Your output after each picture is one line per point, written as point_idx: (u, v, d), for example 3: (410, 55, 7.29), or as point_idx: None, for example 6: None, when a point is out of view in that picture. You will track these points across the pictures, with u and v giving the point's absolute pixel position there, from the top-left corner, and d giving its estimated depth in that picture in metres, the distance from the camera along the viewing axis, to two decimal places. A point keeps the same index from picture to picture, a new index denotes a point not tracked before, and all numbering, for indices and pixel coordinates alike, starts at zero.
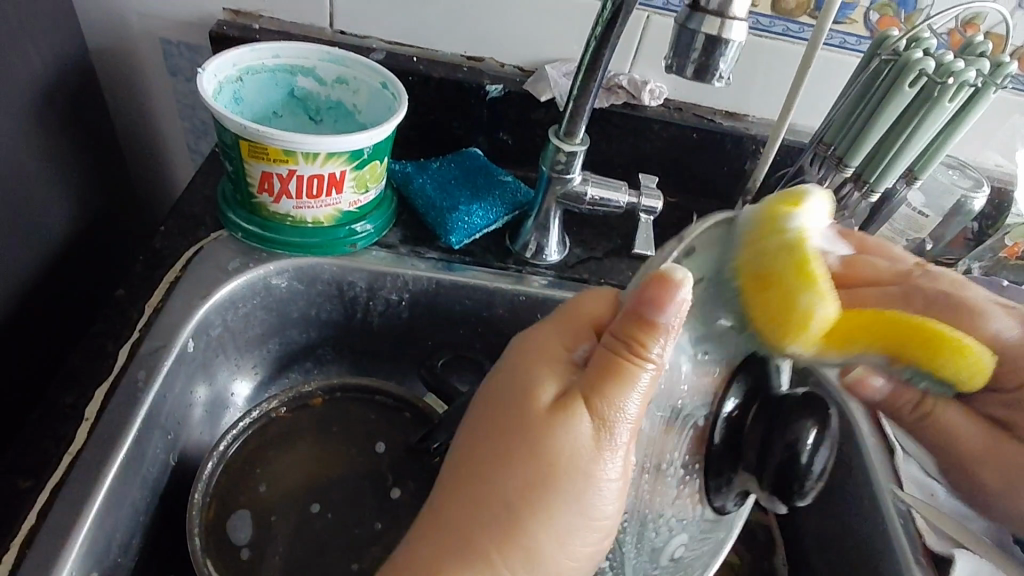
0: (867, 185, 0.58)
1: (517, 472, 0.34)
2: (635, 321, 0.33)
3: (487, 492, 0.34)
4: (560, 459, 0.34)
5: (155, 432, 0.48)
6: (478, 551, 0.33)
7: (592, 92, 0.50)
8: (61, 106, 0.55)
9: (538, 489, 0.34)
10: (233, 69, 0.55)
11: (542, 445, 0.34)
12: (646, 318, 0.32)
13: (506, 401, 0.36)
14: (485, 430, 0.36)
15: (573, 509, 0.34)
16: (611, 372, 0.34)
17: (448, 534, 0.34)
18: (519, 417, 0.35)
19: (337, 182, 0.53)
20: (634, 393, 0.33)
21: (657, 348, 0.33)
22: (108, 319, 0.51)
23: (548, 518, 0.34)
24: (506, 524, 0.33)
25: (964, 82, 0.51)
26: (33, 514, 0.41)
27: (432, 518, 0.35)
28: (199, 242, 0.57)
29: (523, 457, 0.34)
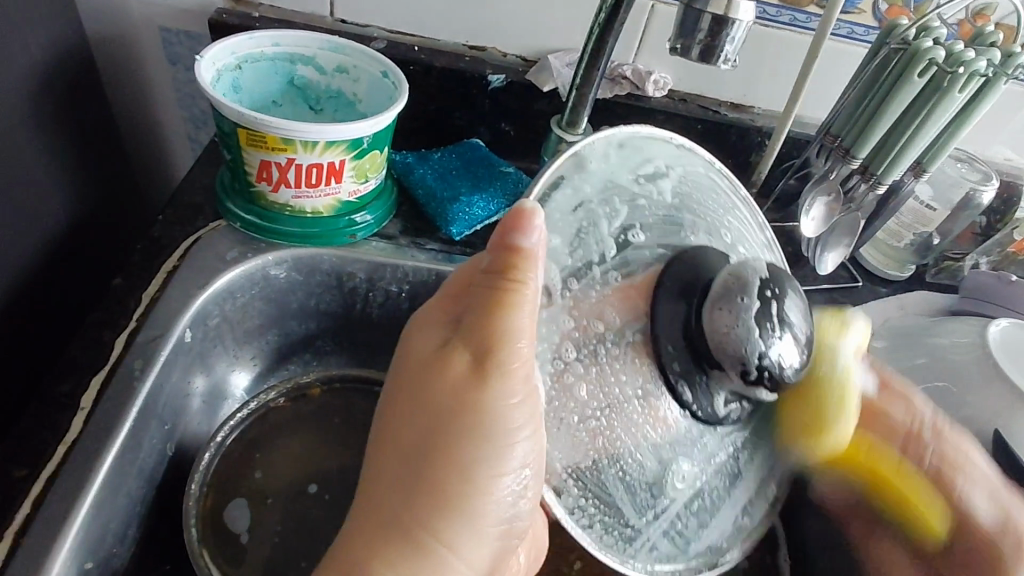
0: (874, 177, 0.57)
1: (434, 436, 0.34)
2: (500, 255, 0.34)
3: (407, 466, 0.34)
4: (465, 407, 0.34)
5: (152, 422, 0.48)
6: (413, 530, 0.33)
7: (595, 81, 0.49)
8: (60, 94, 0.55)
9: (456, 446, 0.34)
10: (232, 57, 0.55)
11: (448, 402, 0.34)
12: (510, 248, 0.34)
13: (405, 369, 0.36)
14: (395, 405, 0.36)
15: (495, 457, 0.34)
16: (492, 305, 0.34)
17: (387, 523, 0.33)
18: (421, 383, 0.35)
19: (336, 171, 0.52)
20: (519, 315, 0.33)
21: (528, 270, 0.34)
22: (105, 308, 0.50)
23: (465, 461, 0.34)
24: (434, 491, 0.33)
25: (975, 72, 0.50)
26: (28, 503, 0.40)
27: (367, 511, 0.34)
28: (197, 231, 0.56)
29: (432, 415, 0.34)
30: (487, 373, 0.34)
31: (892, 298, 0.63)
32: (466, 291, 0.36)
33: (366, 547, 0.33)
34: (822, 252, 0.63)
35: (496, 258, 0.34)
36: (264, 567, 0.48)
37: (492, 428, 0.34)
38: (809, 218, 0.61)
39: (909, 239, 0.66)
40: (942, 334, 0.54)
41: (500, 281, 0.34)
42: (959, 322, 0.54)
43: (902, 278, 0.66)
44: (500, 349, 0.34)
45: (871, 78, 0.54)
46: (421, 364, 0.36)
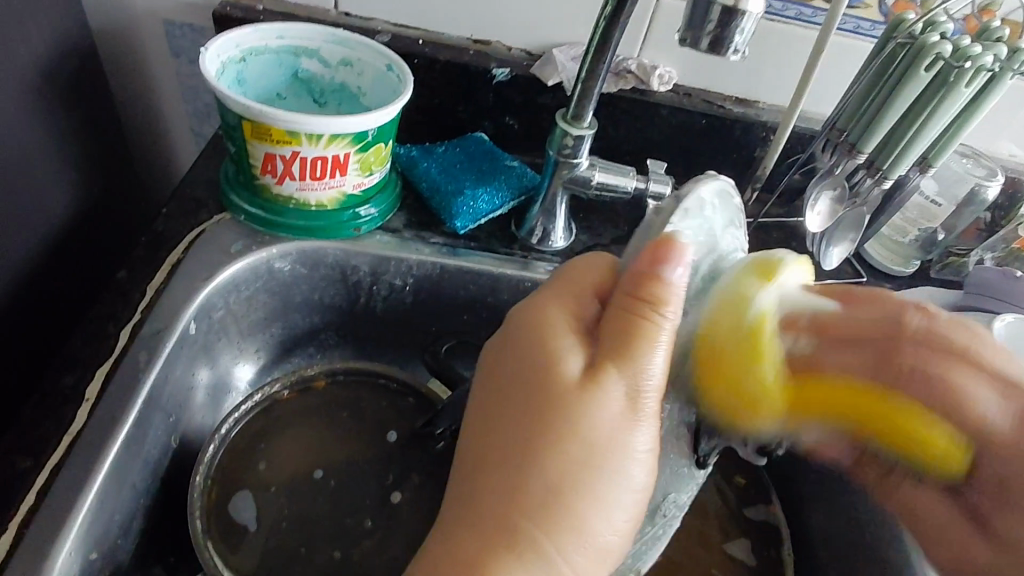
0: (880, 172, 0.57)
1: (553, 444, 0.34)
2: (644, 281, 0.35)
3: (527, 466, 0.34)
4: (590, 422, 0.34)
5: (157, 415, 0.48)
6: (533, 537, 0.32)
7: (600, 74, 0.49)
8: (63, 86, 0.54)
9: (583, 460, 0.34)
10: (236, 50, 0.55)
11: (575, 410, 0.34)
12: (655, 278, 0.35)
13: (519, 361, 0.37)
14: (502, 398, 0.36)
15: (615, 481, 0.35)
16: (630, 322, 0.36)
17: (495, 524, 0.33)
18: (548, 386, 0.35)
19: (341, 164, 0.52)
20: (652, 341, 0.35)
21: (664, 297, 0.35)
22: (109, 300, 0.50)
23: (585, 481, 0.34)
24: (555, 501, 0.33)
25: (981, 67, 0.49)
26: (33, 494, 0.40)
27: (475, 503, 0.34)
28: (201, 224, 0.56)
29: (562, 423, 0.34)
30: (620, 393, 0.35)
31: (897, 292, 0.63)
32: (578, 308, 0.39)
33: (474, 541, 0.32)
34: (827, 247, 0.63)
35: (639, 281, 0.36)
36: (268, 559, 0.48)
37: (614, 449, 0.35)
38: (814, 213, 0.61)
39: (914, 234, 0.66)
40: None
41: (639, 299, 0.36)
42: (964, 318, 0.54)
43: (906, 274, 0.66)
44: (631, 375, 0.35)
45: (877, 73, 0.54)
46: (541, 362, 0.36)
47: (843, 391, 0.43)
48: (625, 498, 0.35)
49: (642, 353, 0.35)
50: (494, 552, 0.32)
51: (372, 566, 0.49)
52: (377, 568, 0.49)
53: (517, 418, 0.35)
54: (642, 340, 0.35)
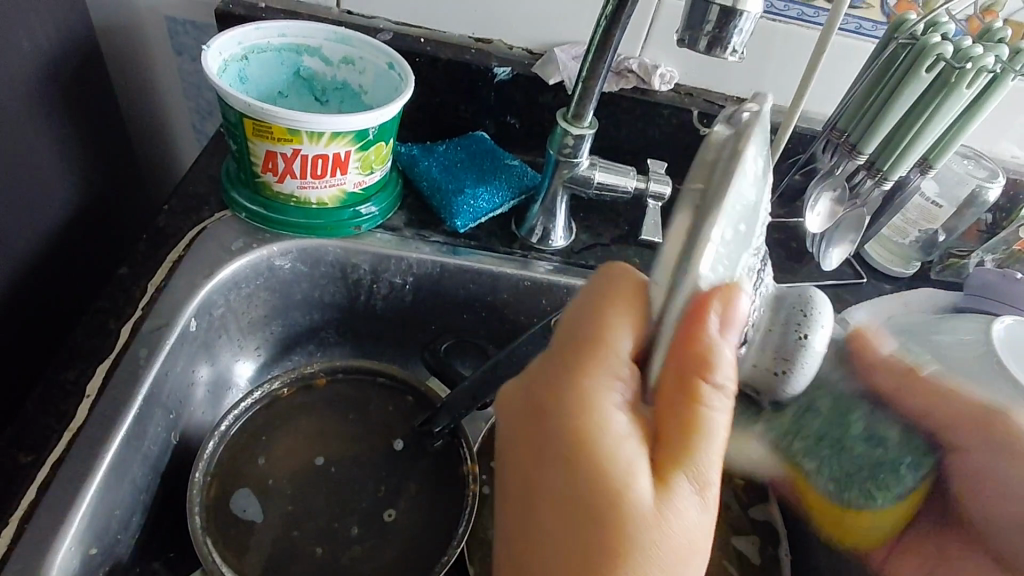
0: (880, 173, 0.56)
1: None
2: (700, 363, 0.31)
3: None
4: (662, 541, 0.30)
5: (157, 411, 0.48)
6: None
7: (601, 73, 0.49)
8: (66, 82, 0.55)
9: None
10: (238, 47, 0.55)
11: (652, 540, 0.30)
12: (708, 356, 0.31)
13: (579, 485, 0.31)
14: (563, 531, 0.31)
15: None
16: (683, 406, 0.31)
17: None
18: (616, 508, 0.30)
19: (342, 162, 0.52)
20: (709, 428, 0.31)
21: (714, 378, 0.31)
22: (110, 296, 0.50)
23: None
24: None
25: (982, 68, 0.49)
26: (33, 489, 0.41)
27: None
28: (202, 222, 0.56)
29: (634, 552, 0.30)
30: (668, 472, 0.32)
31: (896, 293, 0.63)
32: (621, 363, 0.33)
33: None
34: (827, 248, 0.63)
35: (693, 347, 0.31)
36: (264, 555, 0.48)
37: (692, 550, 0.32)
38: (813, 214, 0.61)
39: (914, 235, 0.66)
40: None
41: (694, 383, 0.31)
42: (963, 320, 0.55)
43: (907, 274, 0.66)
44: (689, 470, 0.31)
45: (879, 73, 0.54)
46: (593, 478, 0.30)
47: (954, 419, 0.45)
48: None
49: (706, 441, 0.32)
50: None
51: (369, 565, 0.49)
52: (374, 564, 0.49)
53: (581, 550, 0.30)
54: (703, 424, 0.31)
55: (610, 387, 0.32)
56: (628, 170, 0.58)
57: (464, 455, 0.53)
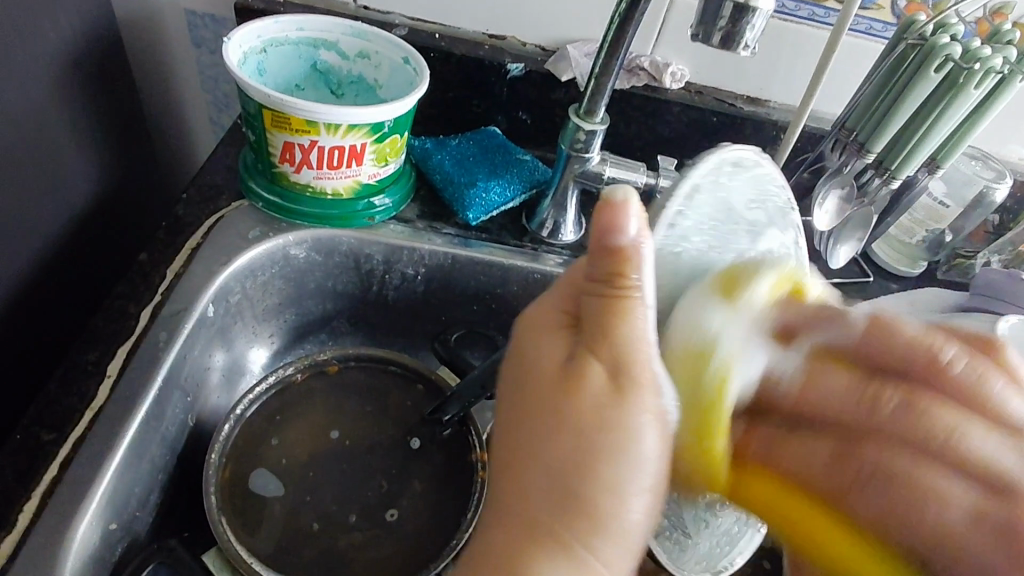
0: (888, 172, 0.57)
1: (585, 487, 0.32)
2: (604, 254, 0.33)
3: (553, 478, 0.32)
4: (617, 450, 0.32)
5: (175, 393, 0.49)
6: (568, 546, 0.31)
7: (614, 70, 0.50)
8: (89, 72, 0.56)
9: (592, 474, 0.32)
10: (257, 41, 0.56)
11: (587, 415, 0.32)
12: (609, 246, 0.33)
13: (516, 375, 0.36)
14: (519, 418, 0.34)
15: (634, 481, 0.32)
16: (609, 311, 0.33)
17: (523, 534, 0.31)
18: (547, 388, 0.34)
19: (357, 154, 0.53)
20: (642, 327, 0.33)
21: (638, 272, 0.33)
22: (130, 282, 0.52)
23: (586, 486, 0.32)
24: (588, 521, 0.31)
25: (990, 69, 0.50)
26: (55, 465, 0.42)
27: (507, 510, 0.32)
28: (220, 210, 0.57)
29: (572, 429, 0.32)
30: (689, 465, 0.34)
31: (902, 293, 0.64)
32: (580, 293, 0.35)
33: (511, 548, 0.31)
34: (834, 245, 0.64)
35: (597, 254, 0.34)
36: (276, 536, 0.49)
37: (614, 438, 0.32)
38: (821, 211, 0.62)
39: (921, 236, 0.67)
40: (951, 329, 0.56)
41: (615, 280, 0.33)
42: (967, 318, 0.56)
43: (914, 274, 0.66)
44: (642, 381, 0.33)
45: (887, 74, 0.54)
46: (530, 370, 0.35)
47: (840, 536, 0.31)
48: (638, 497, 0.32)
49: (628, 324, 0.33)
50: (532, 538, 0.31)
51: (380, 548, 0.50)
52: (384, 547, 0.50)
53: (862, 506, 0.30)
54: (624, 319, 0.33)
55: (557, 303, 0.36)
56: (639, 166, 0.59)
57: (473, 443, 0.54)
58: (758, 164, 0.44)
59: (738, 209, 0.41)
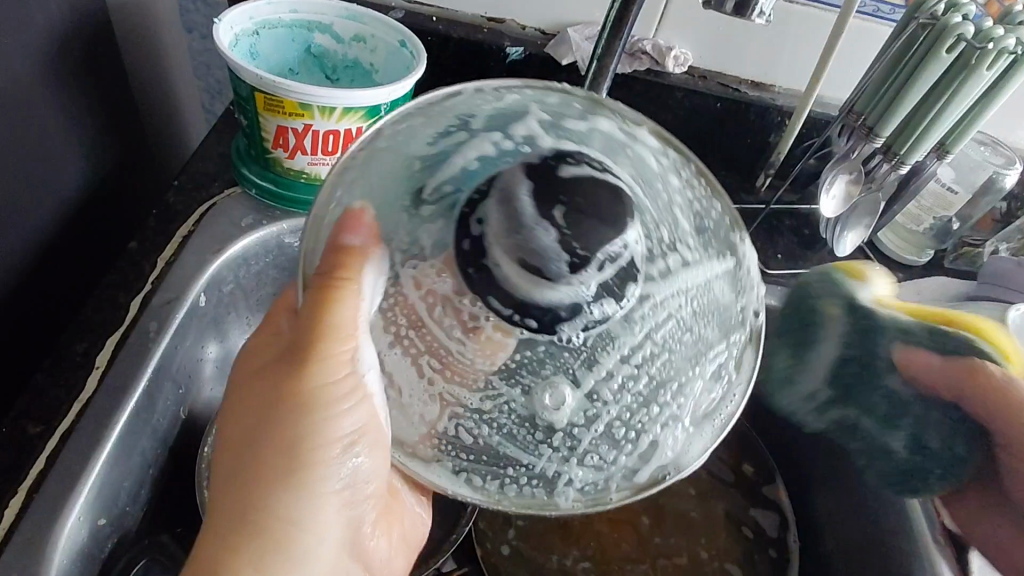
0: (896, 157, 0.56)
1: (277, 453, 0.36)
2: (330, 255, 0.35)
3: (265, 468, 0.36)
4: (315, 420, 0.36)
5: (167, 384, 0.48)
6: (278, 529, 0.35)
7: (616, 51, 0.48)
8: (78, 56, 0.54)
9: (297, 463, 0.36)
10: (249, 23, 0.54)
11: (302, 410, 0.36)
12: (341, 247, 0.35)
13: (264, 361, 0.39)
14: (247, 397, 0.38)
15: (331, 471, 0.37)
16: (321, 304, 0.35)
17: (240, 515, 0.35)
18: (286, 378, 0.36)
19: (353, 139, 0.52)
20: (350, 315, 0.35)
21: (359, 272, 0.35)
22: (120, 270, 0.50)
23: (284, 469, 0.36)
24: (290, 487, 0.36)
25: (1004, 49, 0.48)
26: (42, 458, 0.40)
27: (227, 481, 0.37)
28: (212, 198, 0.56)
29: (277, 426, 0.36)
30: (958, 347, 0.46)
31: (908, 282, 0.63)
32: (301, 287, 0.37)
33: (229, 532, 0.35)
34: (841, 233, 0.62)
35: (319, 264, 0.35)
36: None
37: (313, 431, 0.36)
38: (828, 197, 0.60)
39: (929, 223, 0.66)
40: (960, 317, 0.55)
41: (336, 286, 0.35)
42: (978, 307, 0.55)
43: (920, 263, 0.65)
44: (334, 353, 0.36)
45: (896, 56, 0.53)
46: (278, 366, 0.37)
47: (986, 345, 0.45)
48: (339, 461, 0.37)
49: (335, 338, 0.35)
50: (249, 522, 0.35)
51: None
52: None
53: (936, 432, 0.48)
54: (334, 321, 0.35)
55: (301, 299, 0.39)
56: None
57: None
58: (455, 94, 0.34)
59: (415, 153, 0.37)
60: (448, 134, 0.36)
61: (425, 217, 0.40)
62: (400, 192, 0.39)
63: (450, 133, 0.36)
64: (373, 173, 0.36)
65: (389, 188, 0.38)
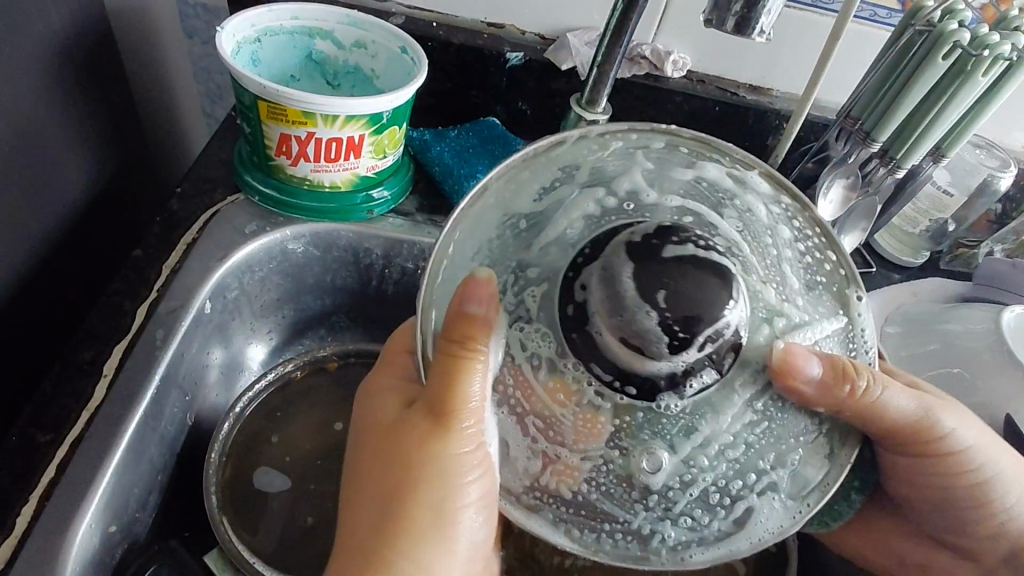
0: (893, 161, 0.57)
1: (405, 503, 0.37)
2: (456, 318, 0.31)
3: (391, 520, 0.37)
4: (442, 475, 0.36)
5: (174, 392, 0.48)
6: (400, 559, 0.36)
7: (616, 59, 0.49)
8: (79, 64, 0.54)
9: (423, 519, 0.37)
10: (251, 30, 0.55)
11: (429, 462, 0.37)
12: (468, 314, 0.31)
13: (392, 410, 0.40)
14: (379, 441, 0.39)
15: (455, 530, 0.38)
16: (448, 371, 0.32)
17: (364, 560, 0.36)
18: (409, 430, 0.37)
19: (356, 146, 0.52)
20: (478, 388, 0.33)
21: (488, 341, 0.32)
22: (125, 278, 0.50)
23: (416, 522, 0.37)
24: (415, 529, 0.37)
25: (999, 56, 0.49)
26: (53, 466, 0.41)
27: (356, 526, 0.38)
28: (215, 205, 0.56)
29: (402, 470, 0.37)
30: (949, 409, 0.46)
31: (905, 283, 0.63)
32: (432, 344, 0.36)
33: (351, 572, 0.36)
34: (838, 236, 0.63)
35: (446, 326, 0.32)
36: (277, 535, 0.49)
37: (444, 488, 0.37)
38: (826, 201, 0.61)
39: (925, 225, 0.67)
40: (954, 319, 0.56)
41: (465, 355, 0.32)
42: (973, 309, 0.56)
43: (916, 264, 0.66)
44: (465, 427, 0.35)
45: (893, 62, 0.54)
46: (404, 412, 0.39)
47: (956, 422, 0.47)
48: (461, 524, 0.38)
49: (468, 409, 0.34)
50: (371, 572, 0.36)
51: None
52: None
53: None
54: (465, 394, 0.33)
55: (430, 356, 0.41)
56: None
57: None
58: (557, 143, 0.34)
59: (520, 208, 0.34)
60: (546, 189, 0.34)
61: (532, 281, 0.33)
62: (502, 253, 0.33)
63: (555, 184, 0.34)
64: (483, 213, 0.34)
65: (491, 217, 0.34)
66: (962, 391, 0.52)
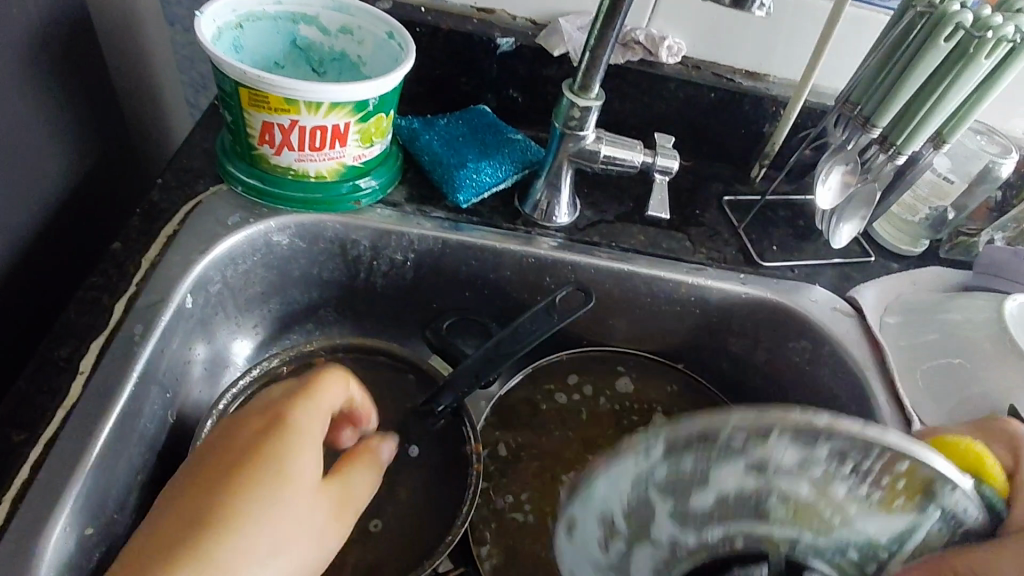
0: (892, 147, 0.55)
1: (241, 517, 0.34)
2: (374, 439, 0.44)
3: (239, 530, 0.34)
4: (273, 503, 0.35)
5: (154, 389, 0.47)
6: (212, 563, 0.33)
7: (609, 42, 0.48)
8: (57, 51, 0.53)
9: (270, 541, 0.35)
10: (233, 15, 0.53)
11: (304, 507, 0.37)
12: (380, 449, 0.43)
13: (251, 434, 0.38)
14: (243, 463, 0.36)
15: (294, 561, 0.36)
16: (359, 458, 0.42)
17: (179, 549, 0.33)
18: (285, 470, 0.37)
19: (341, 135, 0.51)
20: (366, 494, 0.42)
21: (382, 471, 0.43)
22: (104, 272, 0.49)
23: (249, 539, 0.34)
24: (239, 552, 0.34)
25: (1003, 38, 0.47)
26: (26, 467, 0.39)
27: (191, 514, 0.34)
28: (197, 196, 0.55)
29: (271, 503, 0.35)
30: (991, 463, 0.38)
31: (905, 273, 0.62)
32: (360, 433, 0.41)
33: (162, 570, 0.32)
34: (837, 225, 0.61)
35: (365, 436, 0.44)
36: None
37: (301, 530, 0.36)
38: (825, 188, 0.59)
39: (925, 213, 0.65)
40: (955, 309, 0.54)
41: (370, 463, 0.42)
42: (974, 298, 0.54)
43: (916, 253, 0.65)
44: (348, 504, 0.40)
45: (893, 46, 0.53)
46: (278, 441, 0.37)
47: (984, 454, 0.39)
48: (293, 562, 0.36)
49: (348, 501, 0.40)
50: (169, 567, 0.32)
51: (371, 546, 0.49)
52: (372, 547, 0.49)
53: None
54: (353, 490, 0.41)
55: (315, 406, 0.40)
56: (636, 144, 0.56)
57: (468, 434, 0.52)
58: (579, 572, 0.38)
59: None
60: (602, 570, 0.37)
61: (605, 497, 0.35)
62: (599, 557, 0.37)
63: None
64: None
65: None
66: (962, 381, 0.51)
